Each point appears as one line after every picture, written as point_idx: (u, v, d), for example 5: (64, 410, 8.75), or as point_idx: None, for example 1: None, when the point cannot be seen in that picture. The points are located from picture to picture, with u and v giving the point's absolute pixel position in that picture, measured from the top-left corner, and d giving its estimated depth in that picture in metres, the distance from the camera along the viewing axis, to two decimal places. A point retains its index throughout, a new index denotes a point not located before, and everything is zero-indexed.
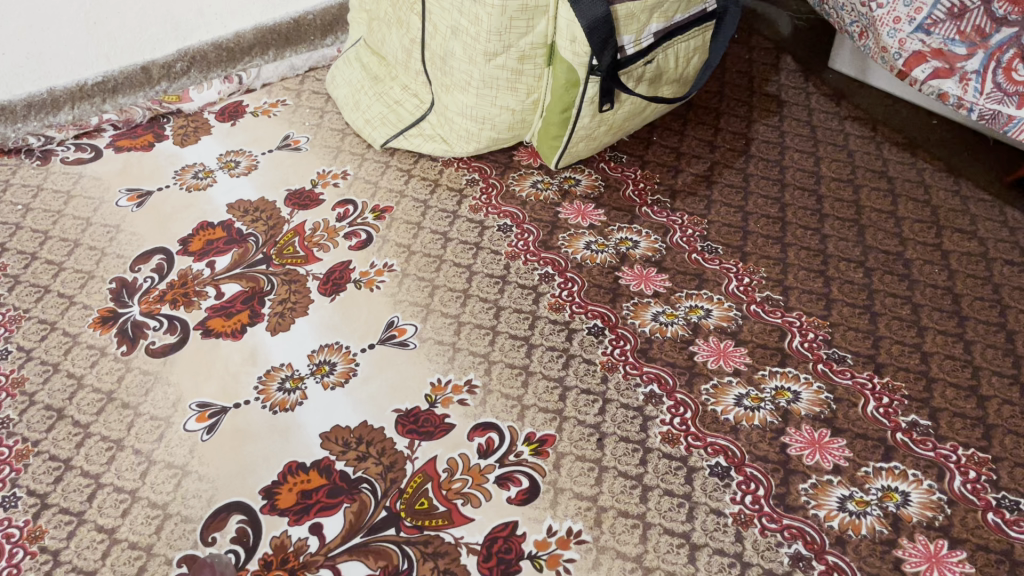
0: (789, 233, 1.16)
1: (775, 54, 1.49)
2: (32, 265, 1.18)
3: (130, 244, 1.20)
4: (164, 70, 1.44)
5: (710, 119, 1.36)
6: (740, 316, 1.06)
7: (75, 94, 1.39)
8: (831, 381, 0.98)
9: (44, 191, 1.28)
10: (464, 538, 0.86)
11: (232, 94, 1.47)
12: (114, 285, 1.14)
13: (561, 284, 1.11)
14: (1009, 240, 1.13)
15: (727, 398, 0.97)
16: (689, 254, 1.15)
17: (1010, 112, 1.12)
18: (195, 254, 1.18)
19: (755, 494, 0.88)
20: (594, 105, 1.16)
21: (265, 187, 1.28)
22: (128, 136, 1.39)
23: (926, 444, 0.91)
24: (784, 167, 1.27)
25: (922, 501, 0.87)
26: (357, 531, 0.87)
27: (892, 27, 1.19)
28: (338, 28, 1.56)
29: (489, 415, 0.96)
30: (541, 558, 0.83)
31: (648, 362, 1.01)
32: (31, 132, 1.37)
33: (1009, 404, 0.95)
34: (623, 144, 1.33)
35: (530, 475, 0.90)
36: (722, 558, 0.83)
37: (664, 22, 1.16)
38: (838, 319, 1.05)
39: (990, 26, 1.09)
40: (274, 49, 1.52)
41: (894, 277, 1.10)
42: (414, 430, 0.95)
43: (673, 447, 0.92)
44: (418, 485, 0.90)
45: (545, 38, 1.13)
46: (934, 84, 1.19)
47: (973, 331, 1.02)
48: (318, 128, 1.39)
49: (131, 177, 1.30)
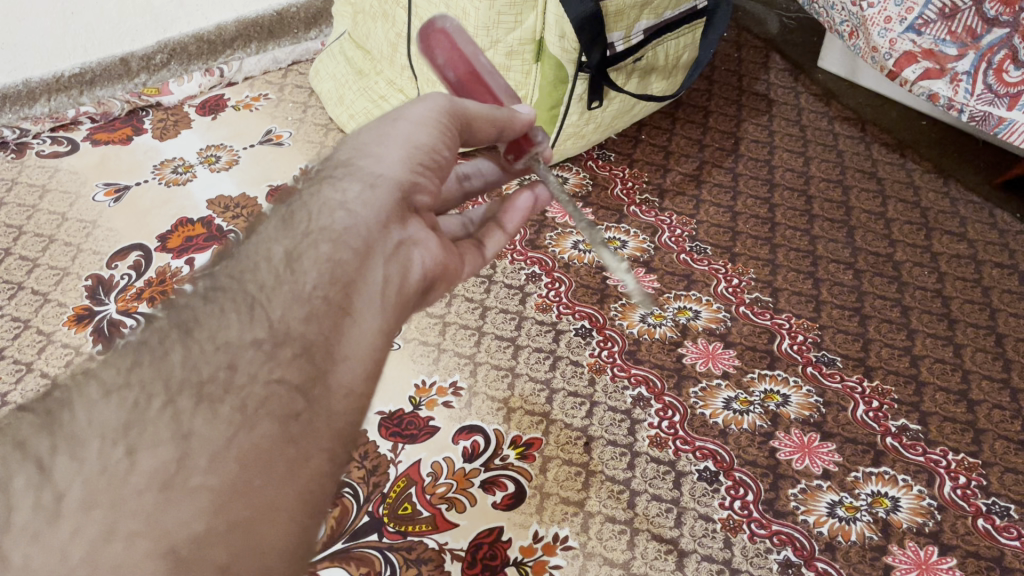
0: (778, 234, 1.15)
1: (764, 52, 1.48)
2: (6, 261, 1.15)
3: (107, 240, 1.17)
4: (143, 62, 1.41)
5: (699, 117, 1.35)
6: (729, 317, 1.05)
7: (52, 86, 1.35)
8: (821, 384, 0.97)
9: (19, 185, 1.25)
10: (448, 544, 0.83)
11: (214, 87, 1.43)
12: (90, 282, 1.11)
13: (548, 284, 1.10)
14: (999, 243, 1.13)
15: (716, 401, 0.96)
16: (677, 254, 1.13)
17: (1001, 113, 1.11)
18: (173, 250, 1.15)
19: (744, 499, 0.86)
20: (583, 101, 1.17)
21: (247, 183, 1.25)
22: (105, 129, 1.35)
23: (916, 449, 0.90)
24: (774, 167, 1.25)
25: (912, 507, 0.86)
26: (339, 537, 0.84)
27: (884, 27, 1.18)
28: (323, 21, 1.53)
29: (475, 417, 0.94)
30: (527, 564, 0.82)
31: (636, 365, 1.00)
32: (7, 125, 1.34)
33: (1000, 408, 0.94)
34: (611, 142, 1.32)
35: (516, 479, 0.88)
36: (710, 565, 0.82)
37: (654, 19, 1.14)
38: (827, 322, 1.04)
39: (982, 26, 1.08)
40: (256, 42, 1.49)
41: (885, 279, 1.09)
42: (397, 433, 0.93)
43: (661, 451, 0.91)
44: (402, 489, 0.88)
45: (534, 33, 1.09)
46: (924, 84, 1.18)
47: (963, 334, 1.02)
48: (301, 122, 1.36)
49: (110, 171, 1.27)
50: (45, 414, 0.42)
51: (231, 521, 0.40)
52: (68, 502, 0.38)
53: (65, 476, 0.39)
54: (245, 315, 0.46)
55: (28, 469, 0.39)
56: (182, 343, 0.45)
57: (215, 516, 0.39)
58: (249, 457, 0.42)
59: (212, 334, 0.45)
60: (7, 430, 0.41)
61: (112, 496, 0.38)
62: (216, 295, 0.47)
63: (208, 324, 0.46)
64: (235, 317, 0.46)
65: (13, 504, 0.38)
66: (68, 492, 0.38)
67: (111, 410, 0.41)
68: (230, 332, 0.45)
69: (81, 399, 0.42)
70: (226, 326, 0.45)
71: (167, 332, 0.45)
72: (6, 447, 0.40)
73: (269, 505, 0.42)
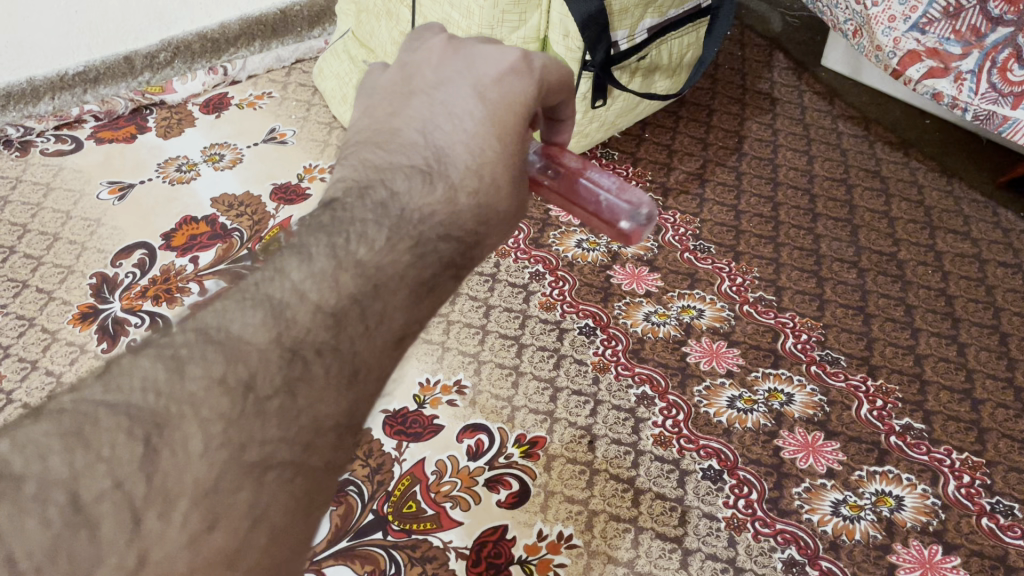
0: (782, 233, 1.15)
1: (767, 51, 1.48)
2: (11, 259, 1.15)
3: (111, 238, 1.17)
4: (147, 61, 1.42)
5: (703, 116, 1.35)
6: (732, 316, 1.05)
7: (56, 84, 1.35)
8: (825, 383, 0.97)
9: (23, 183, 1.25)
10: (453, 542, 0.83)
11: (217, 85, 1.43)
12: (94, 280, 1.11)
13: (552, 283, 1.10)
14: (1003, 242, 1.13)
15: (720, 399, 0.96)
16: (681, 253, 1.13)
17: (1005, 112, 1.11)
18: (177, 249, 1.15)
19: (748, 497, 0.87)
20: (587, 100, 1.16)
21: (250, 181, 1.25)
22: (109, 128, 1.36)
23: (919, 448, 0.90)
24: (777, 165, 1.25)
25: (916, 505, 0.86)
26: (343, 535, 0.84)
27: (888, 25, 1.18)
28: (326, 19, 1.54)
29: (479, 416, 0.95)
30: (531, 563, 0.82)
31: (640, 363, 1.00)
32: (10, 123, 1.34)
33: (1004, 407, 0.94)
34: (615, 140, 1.32)
35: (520, 478, 0.89)
36: (714, 563, 0.82)
37: (657, 18, 1.15)
38: (831, 321, 1.04)
39: (986, 25, 1.08)
40: (260, 41, 1.49)
41: (889, 278, 1.09)
42: (402, 431, 0.93)
43: (665, 450, 0.91)
44: (406, 487, 0.88)
45: (538, 32, 1.10)
46: (929, 83, 1.18)
47: (966, 333, 1.02)
48: (305, 121, 1.37)
49: (113, 169, 1.27)
50: (141, 436, 0.37)
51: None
52: (149, 564, 0.36)
53: (152, 535, 0.36)
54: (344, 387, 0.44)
55: (121, 515, 0.35)
56: (281, 406, 0.42)
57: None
58: (293, 540, 0.42)
59: (310, 409, 0.43)
60: (93, 442, 0.36)
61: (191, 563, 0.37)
62: (327, 349, 0.44)
63: (315, 390, 0.43)
64: (336, 387, 0.44)
65: (100, 552, 0.34)
66: (151, 553, 0.36)
67: (208, 469, 0.38)
68: (325, 401, 0.44)
69: (186, 438, 0.38)
70: (325, 401, 0.43)
71: (273, 377, 0.42)
72: (94, 469, 0.36)
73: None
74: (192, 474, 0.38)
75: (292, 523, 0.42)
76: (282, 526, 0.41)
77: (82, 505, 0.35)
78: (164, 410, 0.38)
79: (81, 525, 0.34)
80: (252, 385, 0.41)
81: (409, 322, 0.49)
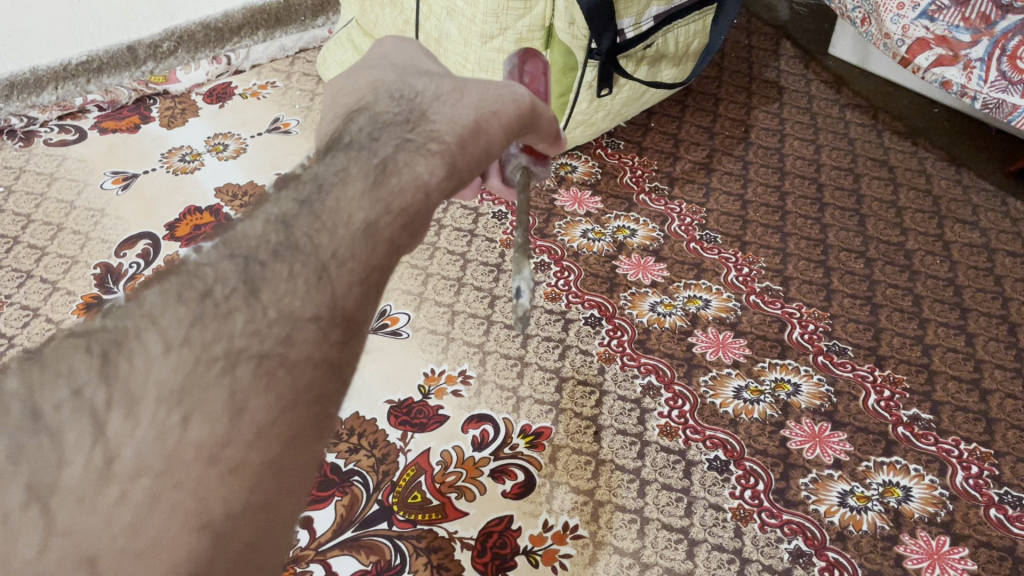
0: (788, 223, 1.15)
1: (774, 39, 1.47)
2: (15, 248, 1.15)
3: (115, 228, 1.17)
4: (150, 50, 1.40)
5: (709, 105, 1.34)
6: (739, 307, 1.04)
7: (58, 74, 1.34)
8: (832, 373, 0.97)
9: (27, 173, 1.25)
10: (458, 533, 0.83)
11: (220, 75, 1.43)
12: (98, 270, 1.11)
13: (558, 273, 1.09)
14: (1011, 231, 1.12)
15: (727, 390, 0.95)
16: (687, 243, 1.13)
17: (1014, 101, 1.10)
18: (181, 239, 1.15)
19: (755, 488, 0.86)
20: (593, 89, 1.16)
21: (254, 172, 1.25)
22: (113, 118, 1.35)
23: (927, 438, 0.90)
24: (784, 155, 1.25)
25: (923, 496, 0.85)
26: (349, 525, 0.84)
27: (896, 13, 1.17)
28: (330, 8, 1.52)
29: (485, 406, 0.94)
30: (537, 553, 0.82)
31: (646, 353, 0.99)
32: (14, 113, 1.33)
33: (1012, 398, 0.93)
34: (621, 130, 1.32)
35: (526, 468, 0.88)
36: (720, 554, 0.82)
37: (663, 5, 1.13)
38: (838, 311, 1.03)
39: (996, 13, 1.07)
40: (264, 30, 1.47)
41: (896, 268, 1.08)
42: (407, 422, 0.93)
43: (671, 440, 0.91)
44: (411, 477, 0.88)
45: (543, 20, 1.08)
46: (937, 71, 1.16)
47: (974, 324, 1.01)
48: (309, 110, 1.36)
49: (117, 159, 1.27)
50: (99, 352, 0.34)
51: (263, 498, 0.35)
52: (118, 467, 0.32)
53: (118, 438, 0.33)
54: (313, 285, 0.40)
55: (82, 424, 0.32)
56: (245, 306, 0.38)
57: (251, 493, 0.35)
58: (289, 437, 0.37)
59: (277, 304, 0.39)
60: (50, 362, 0.33)
61: (165, 463, 0.33)
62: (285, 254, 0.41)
63: (278, 284, 0.40)
64: (304, 284, 0.40)
65: (63, 456, 0.32)
66: (120, 456, 0.32)
67: (174, 371, 0.35)
68: (294, 300, 0.40)
69: (144, 341, 0.35)
70: (297, 300, 0.40)
71: (230, 283, 0.39)
72: (51, 382, 0.33)
73: (298, 491, 0.37)
74: (157, 378, 0.34)
75: (278, 417, 0.37)
76: (268, 421, 0.36)
77: (40, 414, 0.32)
78: (123, 330, 0.35)
79: (41, 432, 0.32)
80: (209, 293, 0.38)
81: (372, 224, 0.44)
